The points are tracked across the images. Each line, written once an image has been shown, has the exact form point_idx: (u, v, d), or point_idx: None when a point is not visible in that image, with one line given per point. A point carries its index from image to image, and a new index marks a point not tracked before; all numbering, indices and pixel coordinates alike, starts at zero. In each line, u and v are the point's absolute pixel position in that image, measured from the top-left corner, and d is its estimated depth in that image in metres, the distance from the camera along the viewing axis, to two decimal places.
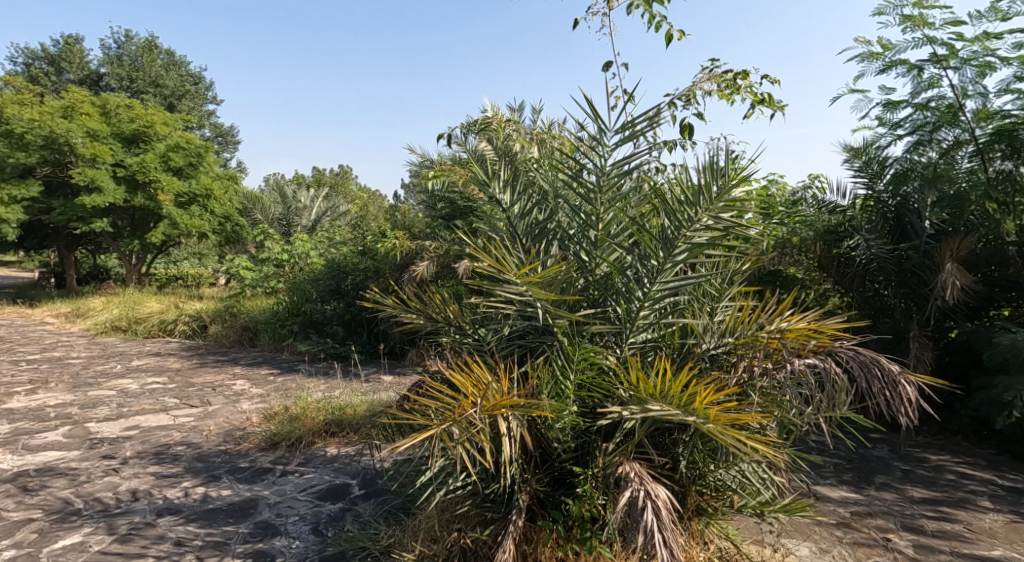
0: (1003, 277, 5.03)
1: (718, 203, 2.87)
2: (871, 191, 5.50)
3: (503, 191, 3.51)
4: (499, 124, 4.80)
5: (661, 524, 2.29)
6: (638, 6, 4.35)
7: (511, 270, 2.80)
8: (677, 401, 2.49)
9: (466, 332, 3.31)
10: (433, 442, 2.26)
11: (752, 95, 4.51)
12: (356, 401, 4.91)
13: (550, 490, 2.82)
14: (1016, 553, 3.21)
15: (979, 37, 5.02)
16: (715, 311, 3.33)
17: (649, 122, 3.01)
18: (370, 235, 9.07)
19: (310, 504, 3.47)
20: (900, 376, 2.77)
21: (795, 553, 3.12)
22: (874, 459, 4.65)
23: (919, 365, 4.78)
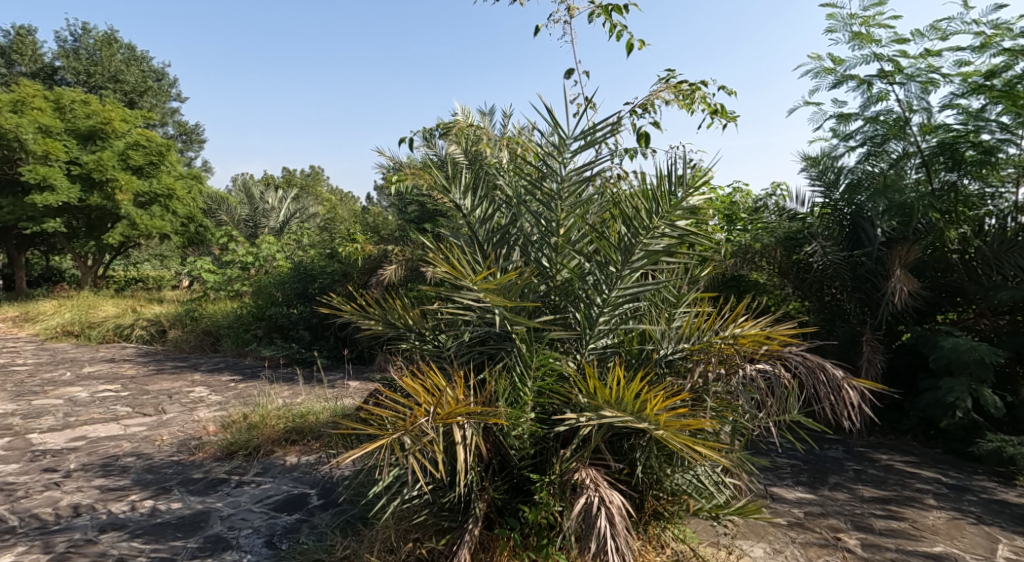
0: (947, 284, 5.23)
1: (676, 211, 2.93)
2: (828, 200, 5.60)
3: (464, 197, 3.52)
4: (463, 128, 4.82)
5: (615, 531, 2.32)
6: (599, 16, 4.45)
7: (467, 276, 2.83)
8: (631, 408, 2.53)
9: (426, 338, 3.30)
10: (384, 452, 2.25)
11: (706, 105, 4.62)
12: (318, 407, 4.84)
13: (508, 498, 2.82)
14: (957, 549, 3.35)
15: (921, 54, 5.25)
16: (673, 317, 3.37)
17: (608, 129, 3.07)
18: (338, 238, 8.96)
19: (264, 516, 3.40)
20: (844, 381, 2.86)
21: (749, 554, 3.19)
22: (829, 461, 4.79)
23: (870, 369, 4.93)
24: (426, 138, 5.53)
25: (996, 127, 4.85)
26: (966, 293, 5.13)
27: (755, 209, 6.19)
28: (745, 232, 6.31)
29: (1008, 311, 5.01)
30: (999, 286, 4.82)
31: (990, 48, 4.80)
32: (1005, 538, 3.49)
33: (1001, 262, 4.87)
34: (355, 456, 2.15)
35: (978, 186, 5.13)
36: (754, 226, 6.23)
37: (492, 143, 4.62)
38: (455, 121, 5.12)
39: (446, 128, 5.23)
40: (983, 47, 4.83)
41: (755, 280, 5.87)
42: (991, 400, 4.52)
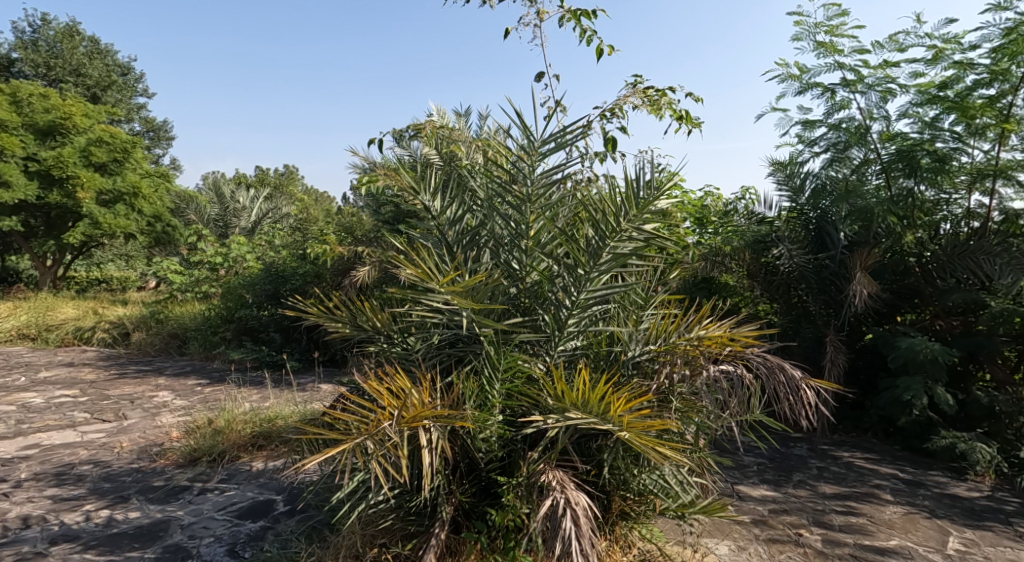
0: (905, 286, 5.39)
1: (641, 215, 2.97)
2: (795, 205, 5.75)
3: (433, 198, 3.46)
4: (435, 130, 4.81)
5: (580, 531, 2.34)
6: (569, 20, 4.50)
7: (434, 278, 2.80)
8: (596, 410, 2.56)
9: (394, 341, 3.27)
10: (346, 457, 2.23)
11: (672, 111, 4.69)
12: (286, 411, 4.76)
13: (475, 501, 2.82)
14: (910, 542, 3.46)
15: (880, 65, 5.42)
16: (641, 319, 3.41)
17: (577, 132, 3.10)
18: (310, 238, 8.83)
19: (227, 524, 3.34)
20: (802, 381, 2.94)
21: (714, 552, 3.24)
22: (793, 459, 4.90)
23: (832, 368, 5.05)
24: (398, 139, 5.48)
25: (948, 136, 5.03)
26: (923, 295, 5.30)
27: (726, 212, 6.31)
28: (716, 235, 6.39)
29: (963, 314, 5.16)
30: (952, 288, 5.00)
31: (942, 61, 4.98)
32: (955, 531, 3.62)
33: (954, 265, 5.05)
34: (317, 462, 2.12)
35: (933, 193, 5.27)
36: (723, 229, 6.35)
37: (464, 145, 4.60)
38: (428, 121, 5.09)
39: (419, 128, 5.19)
40: (936, 59, 5.00)
41: (725, 282, 6.06)
42: (944, 398, 4.68)
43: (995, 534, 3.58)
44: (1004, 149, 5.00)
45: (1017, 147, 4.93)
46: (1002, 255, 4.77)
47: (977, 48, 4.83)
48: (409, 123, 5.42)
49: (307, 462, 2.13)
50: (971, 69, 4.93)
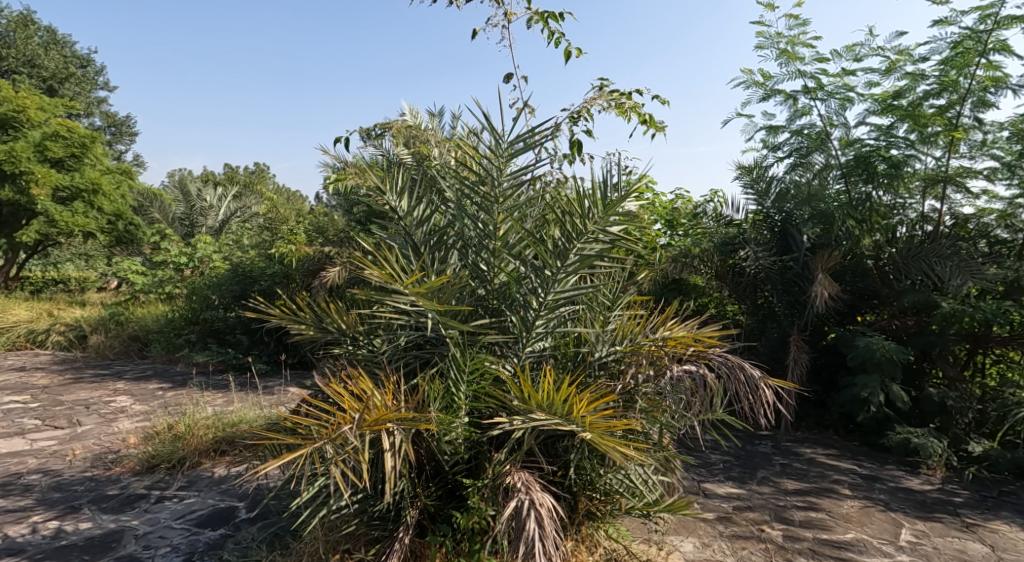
0: (863, 287, 5.55)
1: (607, 218, 2.99)
2: (761, 208, 5.88)
3: (400, 198, 3.41)
4: (404, 130, 4.77)
5: (543, 532, 2.34)
6: (537, 22, 4.52)
7: (399, 280, 2.76)
8: (560, 411, 2.58)
9: (360, 343, 3.22)
10: (304, 462, 2.20)
11: (638, 114, 4.75)
12: (251, 415, 4.66)
13: (441, 504, 2.79)
14: (866, 535, 3.56)
15: (838, 73, 5.57)
16: (608, 319, 3.43)
17: (545, 133, 3.11)
18: (278, 238, 8.67)
19: (185, 532, 3.25)
20: (760, 380, 3.00)
21: (679, 549, 3.28)
22: (757, 456, 4.99)
23: (795, 367, 5.16)
24: (367, 137, 5.42)
25: (903, 143, 5.19)
26: (880, 296, 5.45)
27: (695, 214, 6.42)
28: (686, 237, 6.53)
29: (916, 313, 5.25)
30: (907, 289, 5.15)
31: (896, 71, 5.14)
32: (908, 523, 3.74)
33: (909, 267, 5.20)
34: (274, 467, 2.09)
35: (890, 198, 5.41)
36: (693, 231, 6.45)
37: (435, 144, 4.56)
38: (398, 120, 5.04)
39: (388, 127, 5.14)
40: (890, 70, 5.17)
41: (695, 283, 6.21)
42: (899, 394, 4.84)
43: (945, 526, 3.71)
44: (954, 156, 5.18)
45: (966, 154, 5.11)
46: (952, 257, 4.96)
47: (927, 59, 5.00)
48: (379, 122, 5.36)
49: (265, 466, 2.10)
50: (923, 79, 5.11)
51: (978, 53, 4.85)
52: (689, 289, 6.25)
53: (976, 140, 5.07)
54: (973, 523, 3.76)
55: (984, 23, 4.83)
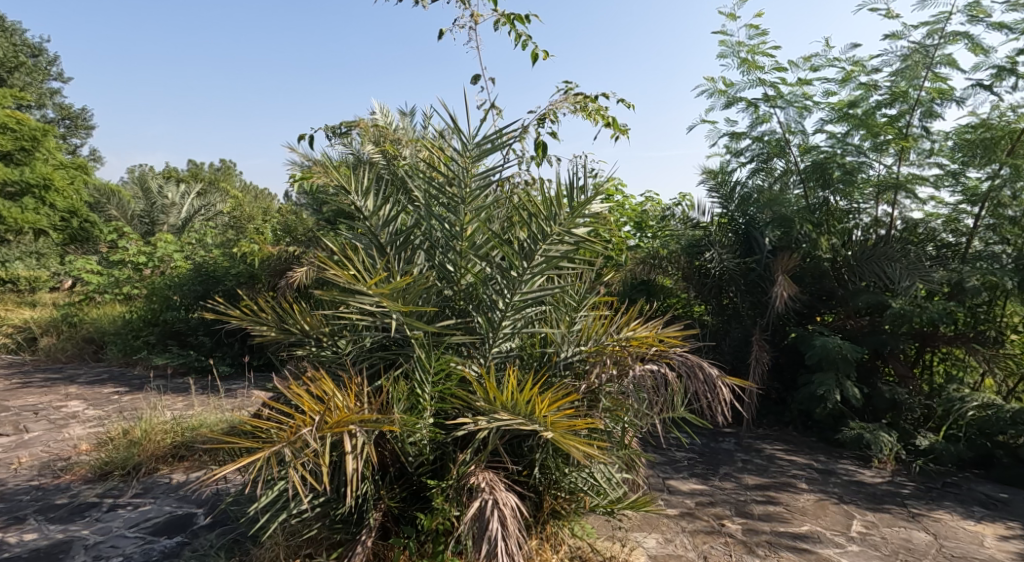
0: (820, 288, 5.69)
1: (572, 220, 3.01)
2: (726, 211, 6.01)
3: (365, 198, 3.36)
4: (372, 129, 4.74)
5: (506, 532, 2.36)
6: (505, 24, 4.58)
7: (362, 281, 2.73)
8: (524, 411, 2.60)
9: (325, 344, 3.18)
10: (262, 466, 2.17)
11: (602, 118, 4.82)
12: (211, 419, 4.55)
13: (404, 506, 2.78)
14: (821, 527, 3.67)
15: (797, 82, 5.74)
16: (575, 320, 3.45)
17: (513, 134, 3.13)
18: (243, 237, 8.50)
19: (139, 541, 3.16)
20: (718, 379, 3.07)
21: (643, 545, 3.33)
22: (721, 453, 5.10)
23: (757, 367, 5.28)
24: (333, 135, 5.36)
25: (857, 151, 5.37)
26: (837, 296, 5.61)
27: (663, 216, 6.53)
28: (655, 239, 6.63)
29: (870, 313, 5.43)
30: (861, 291, 5.32)
31: (851, 81, 5.32)
32: (859, 514, 3.87)
33: (863, 269, 5.38)
34: (229, 471, 2.06)
35: (845, 203, 5.59)
36: (661, 233, 6.56)
37: (401, 144, 4.53)
38: (367, 118, 5.01)
39: (356, 124, 5.10)
40: (845, 80, 5.34)
41: (664, 284, 6.31)
42: (853, 392, 5.00)
43: (893, 516, 3.86)
44: (904, 164, 5.38)
45: (914, 162, 5.32)
46: (902, 261, 5.17)
47: (879, 71, 5.20)
48: (346, 120, 5.31)
49: (221, 470, 2.08)
50: (876, 90, 5.30)
51: (926, 66, 5.07)
52: (657, 290, 6.35)
53: (924, 149, 5.28)
54: (919, 513, 3.92)
55: (932, 37, 5.04)
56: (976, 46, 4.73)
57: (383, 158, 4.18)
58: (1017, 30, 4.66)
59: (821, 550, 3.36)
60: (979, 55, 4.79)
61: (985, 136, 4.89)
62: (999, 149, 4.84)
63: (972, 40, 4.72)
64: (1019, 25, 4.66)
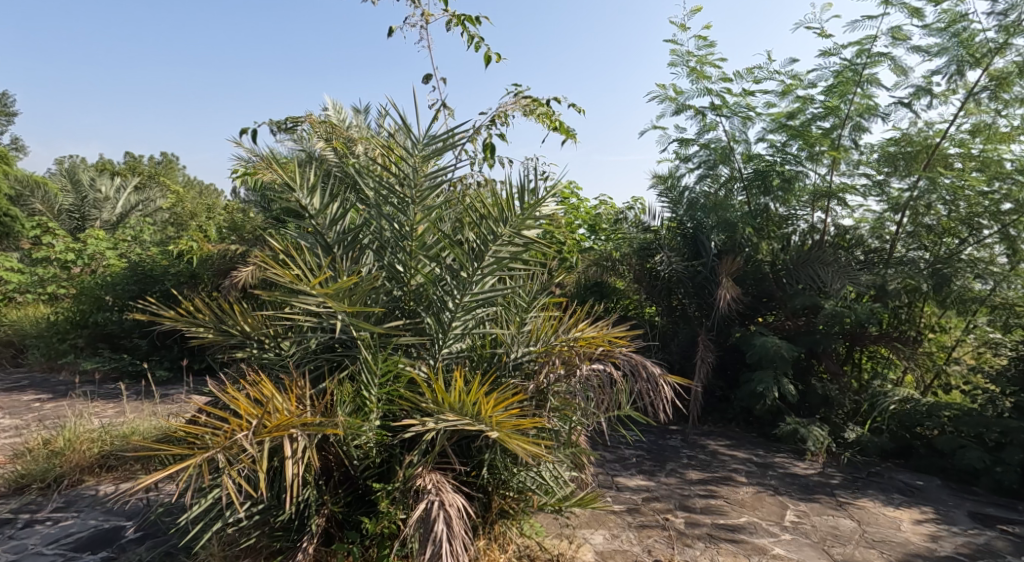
0: (761, 290, 5.88)
1: (521, 222, 3.03)
2: (675, 215, 6.17)
3: (310, 196, 3.29)
4: (321, 124, 4.66)
5: (451, 533, 2.36)
6: (457, 25, 4.61)
7: (304, 281, 2.67)
8: (471, 411, 2.61)
9: (267, 346, 3.10)
10: (194, 473, 2.12)
11: (552, 121, 4.88)
12: (144, 426, 4.36)
13: (349, 511, 2.74)
14: (758, 518, 3.82)
15: (741, 93, 5.96)
16: (524, 321, 3.49)
17: (464, 135, 3.14)
18: (183, 234, 8.18)
19: (60, 558, 3.00)
20: (660, 377, 3.17)
21: (589, 541, 3.39)
22: (666, 450, 5.23)
23: (701, 366, 5.44)
24: (280, 130, 5.23)
25: (795, 160, 5.62)
26: (775, 298, 5.83)
27: (616, 220, 6.66)
28: (608, 241, 6.76)
29: (805, 314, 5.67)
30: (798, 293, 5.54)
31: (789, 94, 5.56)
32: (792, 504, 4.05)
33: (799, 272, 5.57)
34: (158, 478, 2.01)
35: (784, 209, 5.84)
36: (615, 236, 6.69)
37: (349, 140, 4.46)
38: (316, 114, 4.91)
39: (304, 119, 5.00)
40: (785, 92, 5.58)
41: (616, 286, 6.43)
42: (790, 389, 5.21)
43: (823, 505, 4.05)
44: (836, 173, 5.66)
45: (845, 172, 5.60)
46: (835, 265, 5.40)
47: (815, 85, 5.45)
48: (292, 116, 5.20)
49: (147, 479, 2.03)
50: (811, 103, 5.56)
51: (855, 83, 5.33)
52: (609, 291, 6.47)
53: (854, 159, 5.56)
54: (845, 501, 4.13)
55: (861, 57, 5.32)
56: (897, 66, 5.02)
57: (335, 156, 4.12)
58: (933, 53, 4.97)
59: (756, 539, 3.50)
60: (900, 75, 5.08)
61: (907, 149, 5.22)
62: (919, 162, 5.18)
63: (893, 61, 5.01)
64: (935, 48, 4.97)
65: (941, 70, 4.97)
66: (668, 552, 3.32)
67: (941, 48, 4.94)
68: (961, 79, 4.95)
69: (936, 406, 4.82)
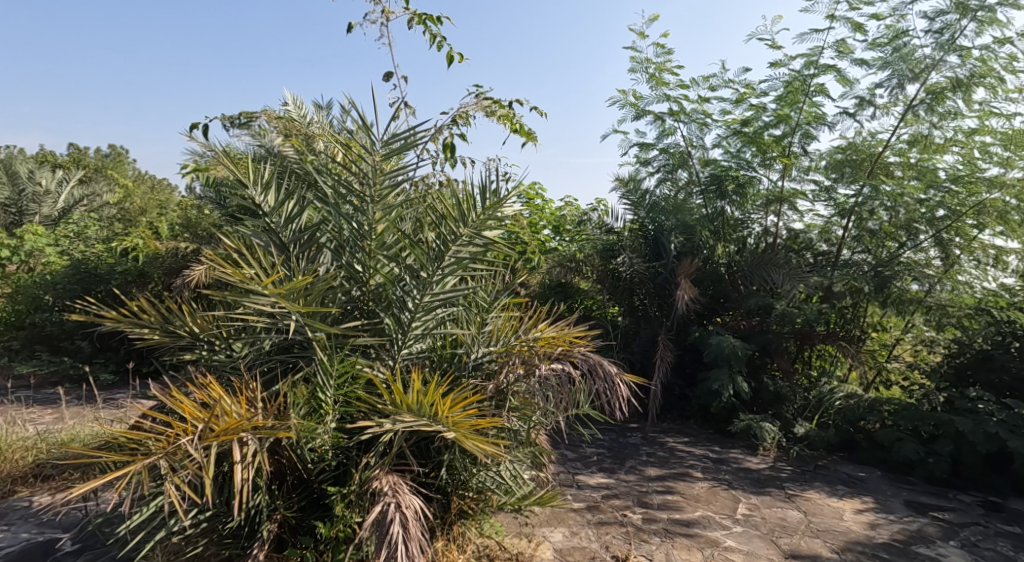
0: (718, 291, 6.01)
1: (481, 223, 3.03)
2: (636, 218, 6.26)
3: (264, 193, 3.21)
4: (279, 120, 4.56)
5: (407, 535, 2.34)
6: (418, 24, 4.59)
7: (254, 281, 2.61)
8: (429, 412, 2.59)
9: (216, 347, 3.02)
10: (134, 480, 2.06)
11: (513, 123, 4.88)
12: (85, 432, 4.16)
13: (302, 516, 2.69)
14: (712, 512, 3.91)
15: (698, 100, 6.09)
16: (485, 321, 3.48)
17: (425, 134, 3.12)
18: (131, 232, 7.87)
19: None
20: (617, 376, 3.21)
21: (548, 539, 3.41)
22: (626, 448, 5.30)
23: (660, 365, 5.54)
24: (235, 125, 5.08)
25: (749, 166, 5.79)
26: (731, 298, 5.96)
27: (580, 221, 6.72)
28: (572, 242, 6.83)
29: (759, 314, 5.79)
30: (751, 294, 5.68)
31: (743, 102, 5.71)
32: (744, 498, 4.16)
33: (754, 273, 5.70)
34: (94, 486, 1.95)
35: (739, 213, 6.00)
36: (578, 237, 6.75)
37: (306, 137, 4.36)
38: (272, 110, 4.80)
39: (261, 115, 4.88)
40: (739, 100, 5.73)
41: (580, 287, 6.45)
42: (744, 387, 5.35)
43: (773, 498, 4.17)
44: (787, 179, 5.84)
45: (796, 178, 5.78)
46: (785, 266, 5.57)
47: (767, 94, 5.61)
48: (247, 110, 5.07)
49: (82, 487, 1.98)
50: (764, 111, 5.72)
51: (804, 93, 5.51)
52: (573, 292, 6.51)
53: (804, 166, 5.75)
54: (794, 493, 4.26)
55: (809, 68, 5.50)
56: (842, 78, 5.21)
57: (292, 154, 4.03)
58: (876, 66, 5.17)
59: (709, 533, 3.58)
60: (845, 86, 5.27)
61: (852, 156, 5.42)
62: (863, 169, 5.38)
63: (839, 73, 5.19)
64: (878, 62, 5.18)
65: (883, 83, 5.17)
66: (625, 548, 3.35)
67: (883, 62, 5.15)
68: (901, 92, 5.16)
69: (878, 401, 5.03)
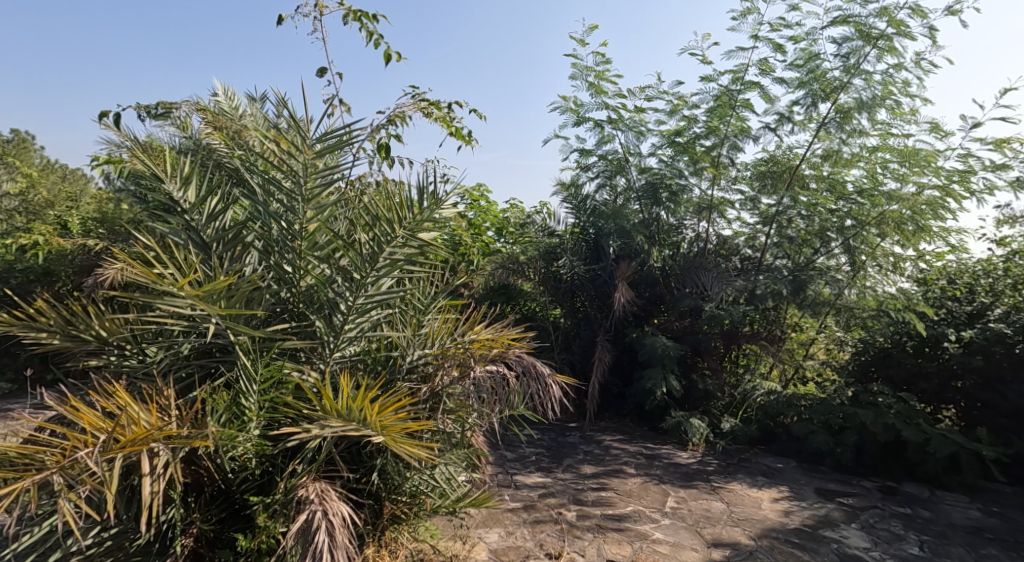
0: (654, 294, 6.17)
1: (417, 225, 2.98)
2: (578, 222, 6.34)
3: (184, 189, 3.06)
4: (206, 111, 4.34)
5: (333, 543, 2.27)
6: (354, 20, 4.50)
7: (167, 280, 2.46)
8: (359, 417, 2.51)
9: (128, 351, 2.85)
10: (23, 498, 1.91)
11: (449, 123, 4.85)
12: None
13: (222, 528, 2.58)
14: (643, 507, 4.00)
15: (634, 110, 6.24)
16: (421, 323, 3.42)
17: (360, 133, 3.04)
18: (37, 228, 7.32)
19: None
20: (550, 377, 3.33)
21: (482, 540, 3.39)
22: (564, 447, 5.35)
23: (598, 365, 5.64)
24: (155, 116, 4.80)
25: (680, 174, 6.00)
26: (665, 301, 6.13)
27: (523, 224, 6.76)
28: (515, 244, 6.86)
29: (690, 314, 5.99)
30: (682, 296, 5.87)
31: (677, 113, 5.89)
32: (673, 492, 4.28)
33: (687, 277, 5.88)
34: None
35: (674, 219, 6.18)
36: (521, 240, 6.78)
37: (234, 132, 4.18)
38: (198, 101, 4.57)
39: (186, 106, 4.63)
40: (672, 112, 5.90)
41: (522, 288, 6.47)
42: (676, 386, 5.51)
43: (699, 491, 4.31)
44: (716, 188, 6.06)
45: (724, 187, 6.01)
46: (714, 269, 5.80)
47: (698, 107, 5.81)
48: (168, 100, 4.81)
49: None
50: (695, 123, 5.92)
51: (731, 107, 5.71)
52: (515, 294, 6.52)
53: (731, 176, 5.98)
54: (718, 486, 4.42)
55: (735, 83, 5.73)
56: (766, 94, 5.45)
57: (220, 149, 3.86)
58: (794, 85, 5.45)
59: (639, 527, 3.66)
60: (767, 102, 5.52)
61: (773, 168, 5.75)
62: (783, 181, 5.71)
63: (762, 90, 5.43)
64: (795, 81, 5.46)
65: (800, 101, 5.46)
66: (558, 545, 3.38)
67: (799, 82, 5.43)
68: (815, 111, 5.47)
69: (796, 397, 5.27)
